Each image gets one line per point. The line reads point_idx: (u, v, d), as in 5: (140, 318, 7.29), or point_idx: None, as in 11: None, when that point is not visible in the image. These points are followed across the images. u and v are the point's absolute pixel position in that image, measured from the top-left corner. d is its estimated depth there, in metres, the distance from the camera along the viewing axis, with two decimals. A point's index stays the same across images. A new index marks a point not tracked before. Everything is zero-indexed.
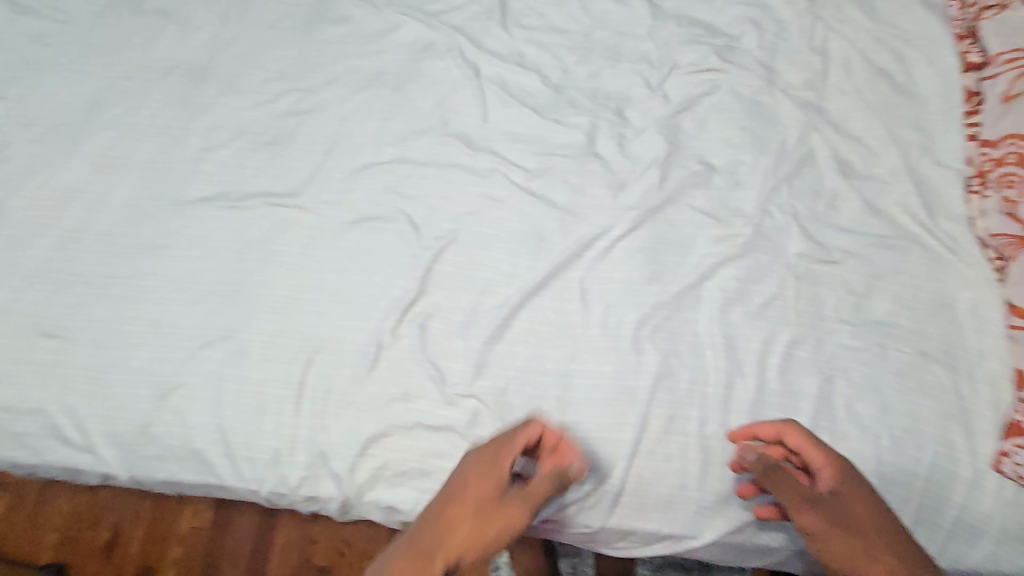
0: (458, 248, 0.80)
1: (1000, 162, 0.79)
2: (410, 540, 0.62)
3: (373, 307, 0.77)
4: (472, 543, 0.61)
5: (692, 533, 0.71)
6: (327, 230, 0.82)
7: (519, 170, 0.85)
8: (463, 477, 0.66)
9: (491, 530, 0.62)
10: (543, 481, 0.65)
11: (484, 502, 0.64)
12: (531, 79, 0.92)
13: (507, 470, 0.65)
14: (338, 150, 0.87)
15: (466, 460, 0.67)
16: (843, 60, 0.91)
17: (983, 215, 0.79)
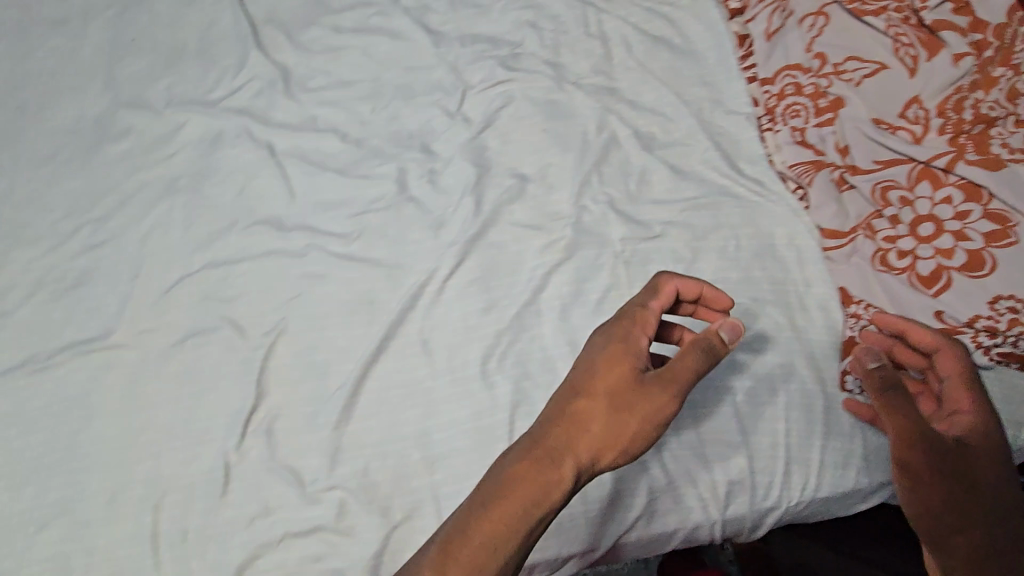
0: (289, 337, 0.76)
1: (781, 96, 0.84)
2: (522, 444, 0.58)
3: (215, 427, 0.73)
4: (608, 438, 0.57)
5: (594, 545, 0.69)
6: (151, 361, 0.77)
7: (333, 237, 0.82)
8: (591, 365, 0.60)
9: (641, 412, 0.58)
10: (692, 353, 0.59)
11: (620, 392, 0.58)
12: (327, 140, 0.89)
13: (640, 355, 0.59)
14: (145, 273, 0.82)
15: (592, 348, 0.61)
16: (624, 37, 0.91)
17: (779, 149, 0.83)
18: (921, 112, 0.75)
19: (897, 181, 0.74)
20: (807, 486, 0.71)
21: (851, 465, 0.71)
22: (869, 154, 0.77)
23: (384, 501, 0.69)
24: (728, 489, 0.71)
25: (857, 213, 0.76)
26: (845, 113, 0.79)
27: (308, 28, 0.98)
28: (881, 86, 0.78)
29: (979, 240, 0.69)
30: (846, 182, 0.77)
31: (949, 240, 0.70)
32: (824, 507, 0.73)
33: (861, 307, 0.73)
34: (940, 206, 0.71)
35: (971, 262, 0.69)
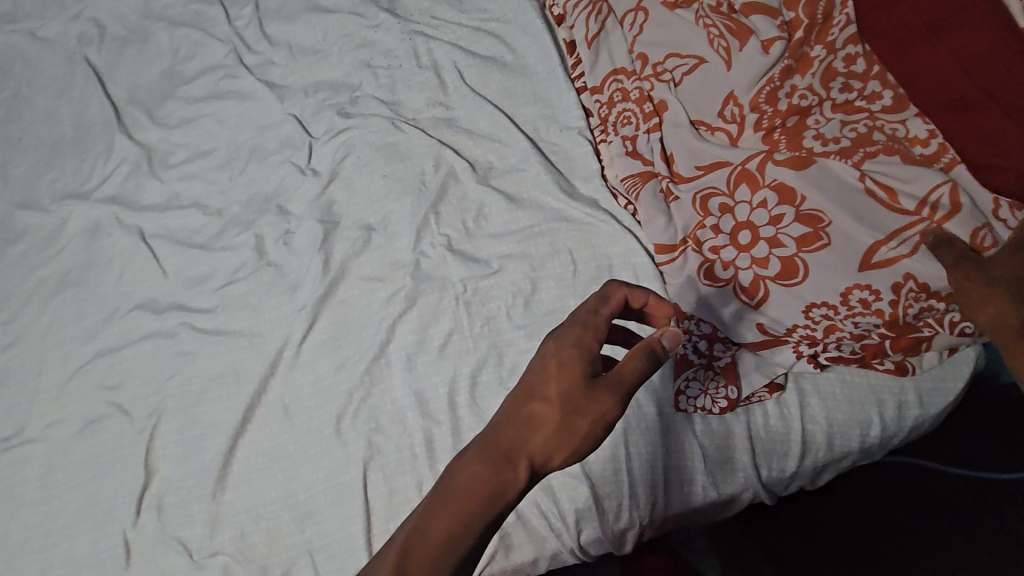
0: (168, 415, 0.83)
1: (610, 104, 0.82)
2: (479, 443, 0.51)
3: (113, 507, 0.81)
4: (557, 444, 0.50)
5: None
6: (58, 452, 0.86)
7: (201, 313, 0.89)
8: (543, 367, 0.53)
9: (591, 414, 0.51)
10: (635, 356, 0.52)
11: (572, 393, 0.51)
12: (192, 214, 0.95)
13: (591, 353, 0.51)
14: (47, 368, 0.91)
15: (546, 345, 0.54)
16: (454, 66, 0.93)
17: (612, 162, 0.81)
18: (737, 109, 0.72)
19: (715, 188, 0.71)
20: (656, 507, 0.71)
21: (696, 483, 0.70)
22: (689, 159, 0.74)
23: (261, 561, 0.75)
24: (578, 517, 0.71)
25: (682, 223, 0.73)
26: (667, 118, 0.77)
27: (168, 103, 1.05)
28: (698, 85, 0.75)
29: (793, 245, 0.66)
30: (669, 191, 0.75)
31: (765, 247, 0.67)
32: (684, 519, 0.73)
33: (692, 323, 0.71)
34: (755, 212, 0.68)
35: (787, 269, 0.66)
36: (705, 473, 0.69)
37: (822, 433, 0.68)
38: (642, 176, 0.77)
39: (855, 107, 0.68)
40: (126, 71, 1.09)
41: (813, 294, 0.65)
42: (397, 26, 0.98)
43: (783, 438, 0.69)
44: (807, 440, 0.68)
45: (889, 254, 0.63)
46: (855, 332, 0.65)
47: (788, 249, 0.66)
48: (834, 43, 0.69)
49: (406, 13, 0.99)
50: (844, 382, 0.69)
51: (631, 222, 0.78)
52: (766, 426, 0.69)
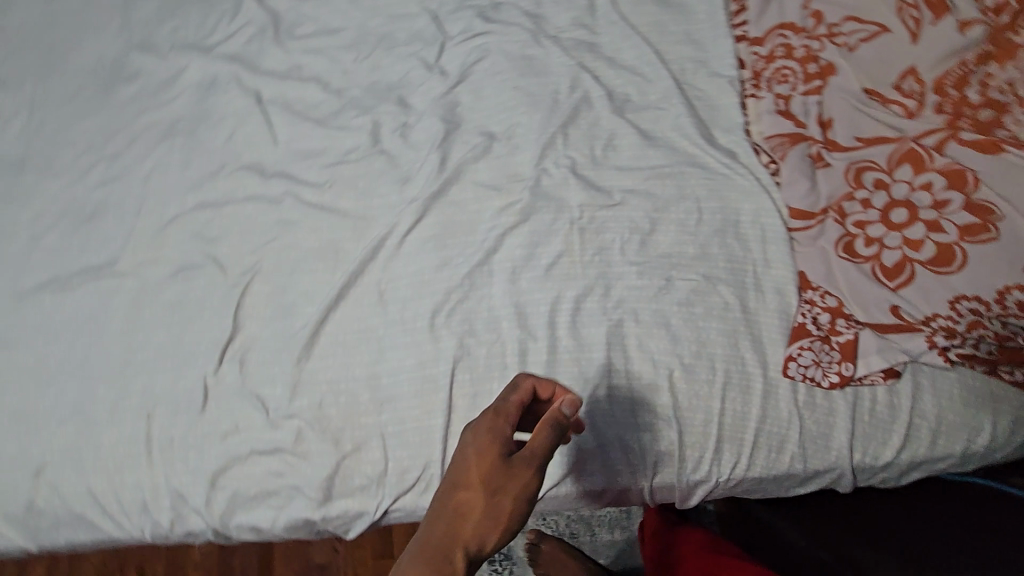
0: (262, 278, 0.84)
1: (769, 59, 0.79)
2: (417, 545, 0.56)
3: (196, 353, 0.82)
4: (491, 524, 0.56)
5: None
6: (147, 290, 0.87)
7: (308, 186, 0.88)
8: (463, 458, 0.59)
9: (511, 492, 0.57)
10: (540, 433, 0.59)
11: (492, 476, 0.57)
12: (311, 88, 0.94)
13: (501, 437, 0.59)
14: (145, 210, 0.92)
15: (464, 440, 0.60)
16: None
17: (760, 117, 0.78)
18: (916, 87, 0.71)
19: (877, 161, 0.70)
20: (737, 466, 0.71)
21: (785, 452, 0.70)
22: (852, 129, 0.72)
23: (336, 433, 0.77)
24: (656, 460, 0.72)
25: (830, 193, 0.72)
26: (835, 81, 0.74)
27: None
28: (878, 53, 0.73)
29: (954, 233, 0.65)
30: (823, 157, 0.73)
31: (921, 230, 0.66)
32: (759, 485, 0.74)
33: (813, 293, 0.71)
34: (918, 193, 0.67)
35: (941, 257, 0.65)
36: (797, 444, 0.70)
37: (928, 429, 0.68)
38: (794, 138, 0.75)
39: None
40: None
41: (965, 285, 0.64)
42: None
43: (885, 426, 0.68)
44: (910, 431, 0.68)
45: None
46: (1000, 333, 0.64)
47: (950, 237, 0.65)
48: None
49: None
50: (962, 385, 0.68)
51: (769, 182, 0.75)
52: (873, 410, 0.68)
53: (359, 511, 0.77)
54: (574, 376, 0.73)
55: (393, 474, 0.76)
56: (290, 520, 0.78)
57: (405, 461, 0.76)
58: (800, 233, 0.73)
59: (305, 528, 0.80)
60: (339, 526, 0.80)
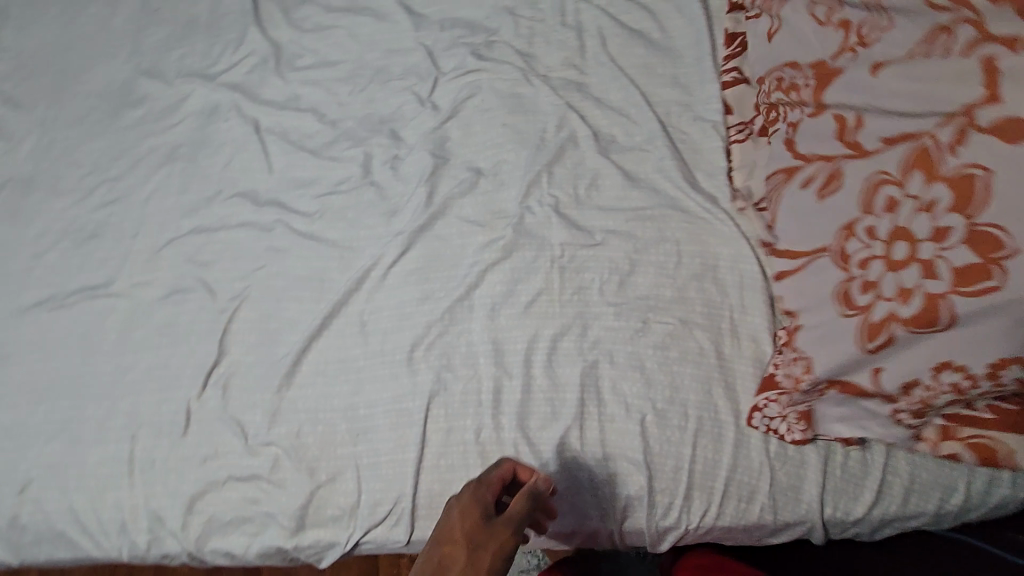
0: (249, 306, 0.86)
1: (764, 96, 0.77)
2: None
3: (183, 377, 0.84)
4: None
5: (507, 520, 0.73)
6: (139, 312, 0.89)
7: (298, 216, 0.90)
8: None
9: None
10: None
11: None
12: (307, 119, 0.96)
13: None
14: (143, 232, 0.94)
15: None
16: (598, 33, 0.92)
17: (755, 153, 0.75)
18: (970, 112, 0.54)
19: (850, 210, 0.62)
20: (706, 515, 0.71)
21: (755, 503, 0.70)
22: (833, 172, 0.64)
23: (311, 463, 0.78)
24: (626, 503, 0.72)
25: (805, 231, 0.67)
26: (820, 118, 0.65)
27: (302, 5, 1.05)
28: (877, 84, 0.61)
29: (929, 293, 0.56)
30: (809, 198, 0.66)
31: (889, 288, 0.58)
32: (731, 534, 0.73)
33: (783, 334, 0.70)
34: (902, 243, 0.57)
35: (921, 320, 0.56)
36: (769, 491, 0.70)
37: (901, 485, 0.68)
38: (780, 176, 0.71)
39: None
40: None
41: (948, 353, 0.57)
42: None
43: (857, 482, 0.69)
44: (884, 487, 0.69)
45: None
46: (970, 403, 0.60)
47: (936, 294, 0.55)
48: None
49: None
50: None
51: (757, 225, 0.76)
52: (842, 457, 0.69)
53: (329, 543, 0.77)
54: (548, 415, 0.74)
55: (364, 508, 0.76)
56: (260, 550, 0.78)
57: (377, 494, 0.76)
58: (783, 276, 0.69)
59: (278, 557, 0.80)
60: (311, 556, 0.80)
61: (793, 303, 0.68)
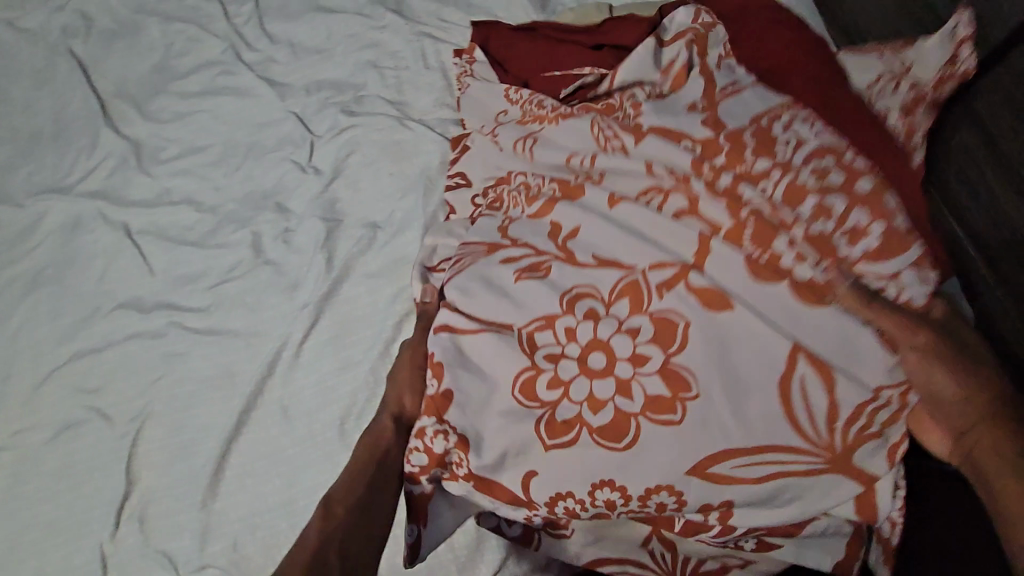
0: (154, 421, 0.78)
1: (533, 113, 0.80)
2: None
3: (89, 520, 0.74)
4: None
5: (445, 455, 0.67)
6: (24, 462, 0.78)
7: (192, 312, 0.84)
8: None
9: None
10: None
11: None
12: (183, 210, 0.91)
13: None
14: (15, 371, 0.84)
15: None
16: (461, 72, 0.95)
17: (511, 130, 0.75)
18: (734, 282, 0.56)
19: (618, 258, 0.59)
20: None
21: None
22: (645, 197, 0.62)
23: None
24: None
25: (569, 279, 0.59)
26: (619, 168, 0.64)
27: (156, 98, 1.01)
28: (706, 147, 0.61)
29: (655, 367, 0.54)
30: (603, 214, 0.62)
31: (628, 365, 0.55)
32: None
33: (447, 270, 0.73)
34: (655, 301, 0.56)
35: (675, 366, 0.54)
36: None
37: None
38: (529, 189, 0.68)
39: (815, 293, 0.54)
40: (114, 65, 1.05)
41: (688, 425, 0.53)
42: (402, 31, 1.02)
43: None
44: None
45: (827, 403, 0.52)
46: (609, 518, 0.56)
47: (660, 367, 0.54)
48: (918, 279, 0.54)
49: (413, 22, 1.03)
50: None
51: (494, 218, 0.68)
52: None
53: None
54: None
55: None
56: None
57: None
58: (519, 328, 0.58)
59: None
60: None
61: (540, 334, 0.57)
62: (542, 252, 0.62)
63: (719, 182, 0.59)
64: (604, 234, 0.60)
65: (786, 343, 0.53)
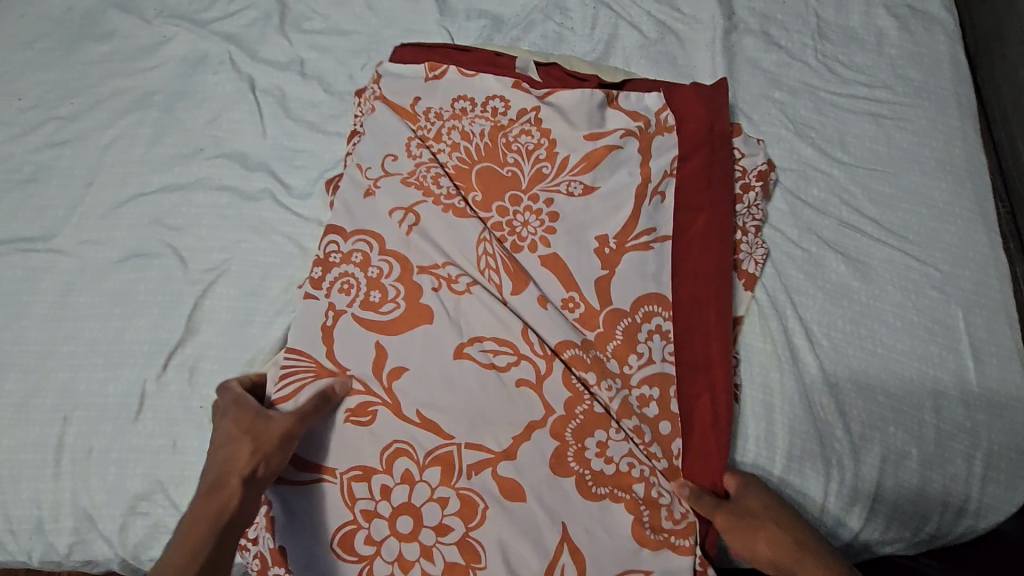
0: (226, 281, 0.76)
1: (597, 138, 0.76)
2: None
3: (136, 352, 0.73)
4: None
5: (367, 126, 0.78)
6: (86, 273, 0.77)
7: (288, 191, 0.82)
8: None
9: None
10: None
11: None
12: (310, 86, 0.89)
13: None
14: (98, 184, 0.82)
15: None
16: (625, 54, 0.93)
17: (659, 155, 0.75)
18: (483, 331, 0.66)
19: (441, 425, 0.63)
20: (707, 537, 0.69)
21: None
22: (568, 300, 0.69)
23: None
24: None
25: (411, 362, 0.65)
26: (535, 317, 0.67)
27: None
28: (598, 338, 0.68)
29: (454, 539, 0.60)
30: (492, 298, 0.67)
31: (432, 534, 0.61)
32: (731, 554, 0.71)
33: (470, 105, 0.78)
34: (484, 475, 0.62)
35: (473, 505, 0.61)
36: (844, 430, 0.70)
37: (885, 515, 0.68)
38: (537, 151, 0.75)
39: (574, 385, 0.64)
40: None
41: None
42: None
43: (846, 509, 0.68)
44: (870, 515, 0.68)
45: None
46: None
47: (460, 538, 0.60)
48: (631, 377, 0.66)
49: None
50: (985, 399, 0.71)
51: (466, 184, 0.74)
52: (911, 394, 0.71)
53: None
54: None
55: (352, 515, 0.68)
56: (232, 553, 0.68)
57: None
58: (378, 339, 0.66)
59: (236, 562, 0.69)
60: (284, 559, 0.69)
61: (391, 296, 0.67)
62: (500, 280, 0.68)
63: (629, 361, 0.66)
64: (429, 395, 0.64)
65: (558, 527, 0.61)
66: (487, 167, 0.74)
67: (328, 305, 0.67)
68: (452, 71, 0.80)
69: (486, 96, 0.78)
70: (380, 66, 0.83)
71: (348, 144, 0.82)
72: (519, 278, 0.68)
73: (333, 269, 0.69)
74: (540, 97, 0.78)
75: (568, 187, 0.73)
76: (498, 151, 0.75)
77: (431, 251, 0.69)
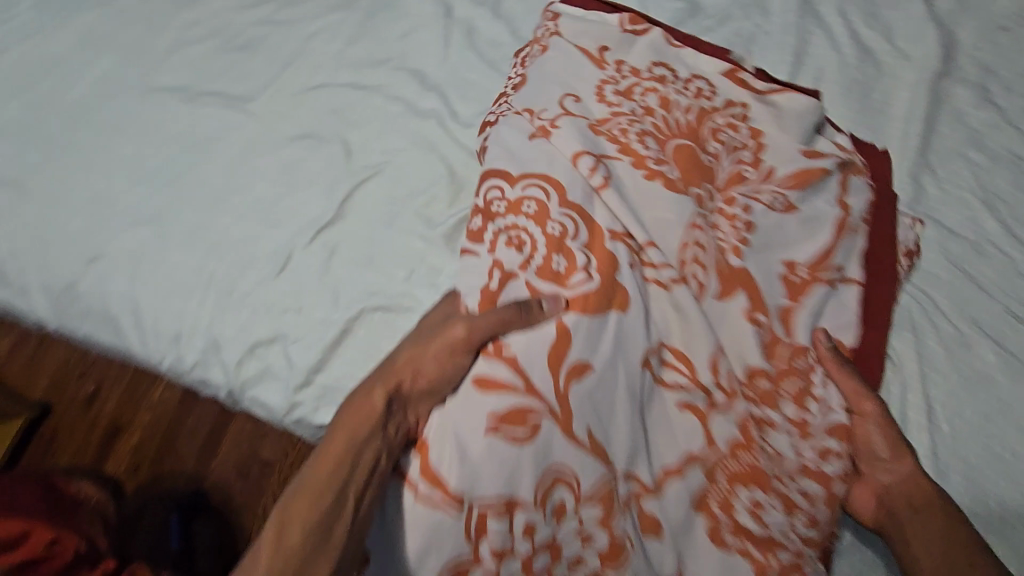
0: (378, 181, 0.83)
1: (813, 155, 0.74)
2: None
3: (288, 220, 0.82)
4: None
5: (534, 72, 0.78)
6: (266, 140, 0.86)
7: (453, 117, 0.86)
8: None
9: None
10: None
11: None
12: (500, 27, 0.93)
13: None
14: (295, 66, 0.91)
15: None
16: (816, 72, 0.88)
17: (857, 186, 0.75)
18: (673, 334, 0.65)
19: (601, 446, 0.59)
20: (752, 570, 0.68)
21: None
22: (755, 315, 0.67)
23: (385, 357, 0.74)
24: None
25: (580, 341, 0.60)
26: (725, 326, 0.67)
27: None
28: (771, 358, 0.67)
29: (594, 553, 0.58)
30: (694, 300, 0.65)
31: (561, 544, 0.58)
32: None
33: (670, 74, 0.78)
34: (660, 496, 0.60)
35: (615, 532, 0.58)
36: None
37: None
38: (740, 150, 0.75)
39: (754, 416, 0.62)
40: None
41: None
42: None
43: None
44: None
45: None
46: None
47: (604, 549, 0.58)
48: (806, 409, 0.65)
49: None
50: None
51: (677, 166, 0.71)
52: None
53: None
54: None
55: None
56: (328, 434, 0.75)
57: None
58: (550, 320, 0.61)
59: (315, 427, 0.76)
60: None
61: (577, 272, 0.63)
62: (697, 281, 0.67)
63: (809, 408, 0.66)
64: (608, 382, 0.60)
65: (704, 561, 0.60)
66: (688, 145, 0.73)
67: (497, 260, 0.65)
68: (656, 32, 0.81)
69: (694, 78, 0.79)
70: (554, 7, 0.85)
71: (493, 101, 0.84)
72: (726, 287, 0.68)
73: (504, 220, 0.67)
74: (758, 93, 0.79)
75: (772, 200, 0.72)
76: (703, 134, 0.75)
77: (632, 219, 0.67)
